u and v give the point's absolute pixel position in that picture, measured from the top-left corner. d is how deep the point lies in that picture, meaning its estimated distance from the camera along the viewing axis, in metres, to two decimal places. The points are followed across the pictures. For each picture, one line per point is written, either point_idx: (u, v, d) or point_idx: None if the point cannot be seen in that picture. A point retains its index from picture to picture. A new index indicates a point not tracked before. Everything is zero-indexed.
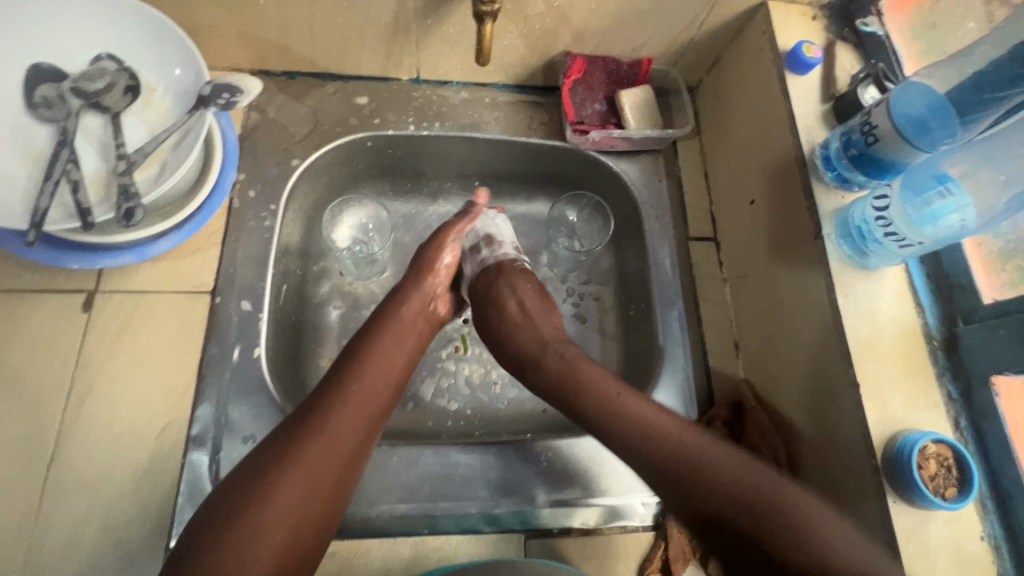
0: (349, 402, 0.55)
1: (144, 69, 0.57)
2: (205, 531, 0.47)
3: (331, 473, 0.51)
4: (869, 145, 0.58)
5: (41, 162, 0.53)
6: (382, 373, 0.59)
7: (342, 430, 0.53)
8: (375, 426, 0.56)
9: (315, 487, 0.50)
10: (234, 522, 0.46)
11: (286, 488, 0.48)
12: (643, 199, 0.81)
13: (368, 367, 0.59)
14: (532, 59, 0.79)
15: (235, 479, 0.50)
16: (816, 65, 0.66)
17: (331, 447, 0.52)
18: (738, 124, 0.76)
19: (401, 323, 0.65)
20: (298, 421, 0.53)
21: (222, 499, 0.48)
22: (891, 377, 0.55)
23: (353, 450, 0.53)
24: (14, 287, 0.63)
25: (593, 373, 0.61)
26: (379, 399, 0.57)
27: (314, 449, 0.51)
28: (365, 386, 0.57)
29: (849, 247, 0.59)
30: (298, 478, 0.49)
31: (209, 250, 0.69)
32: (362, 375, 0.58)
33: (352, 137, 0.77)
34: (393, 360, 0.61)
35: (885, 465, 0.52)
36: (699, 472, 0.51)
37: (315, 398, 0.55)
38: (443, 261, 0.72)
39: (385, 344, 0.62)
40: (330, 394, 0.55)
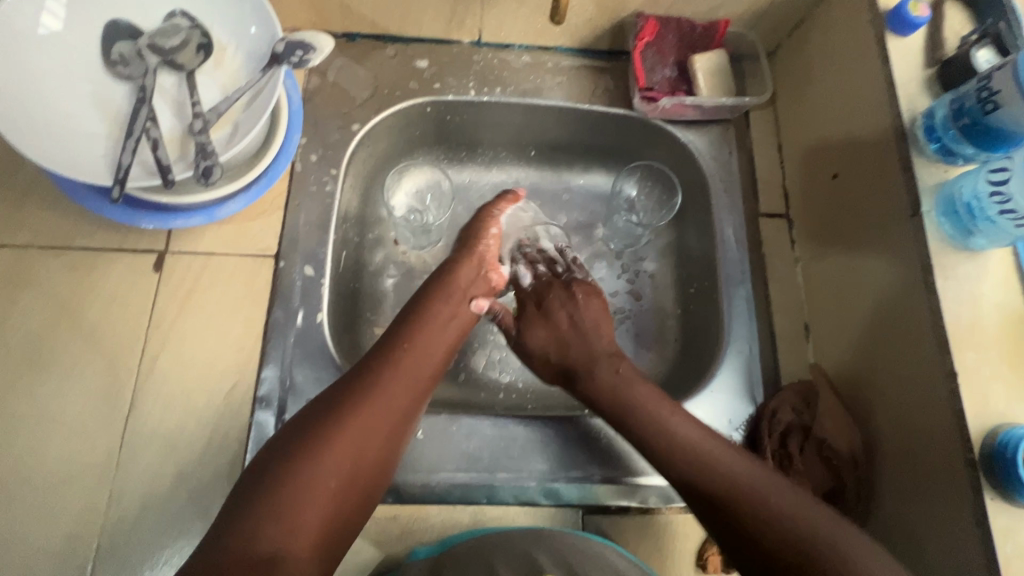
0: (401, 368, 0.56)
1: (216, 27, 0.56)
2: (264, 473, 0.47)
3: (381, 438, 0.52)
4: (987, 113, 0.54)
5: (120, 120, 0.53)
6: (433, 342, 0.60)
7: (393, 396, 0.54)
8: (424, 395, 0.57)
9: (367, 445, 0.51)
10: (288, 474, 0.47)
11: (338, 445, 0.49)
12: (712, 172, 0.77)
13: (419, 338, 0.59)
14: (600, 20, 0.75)
15: (291, 427, 0.51)
16: (922, 25, 0.60)
17: (383, 411, 0.53)
18: (823, 92, 0.70)
19: (452, 292, 0.64)
20: (353, 381, 0.54)
21: (282, 443, 0.49)
22: (993, 367, 0.52)
23: (403, 415, 0.54)
24: (90, 245, 0.65)
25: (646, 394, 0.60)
26: (430, 367, 0.58)
27: (368, 410, 0.52)
28: (414, 356, 0.57)
29: (952, 226, 0.54)
30: (350, 436, 0.50)
31: (273, 214, 0.69)
32: (411, 344, 0.58)
33: (412, 101, 0.76)
34: (444, 330, 0.61)
35: (983, 461, 0.49)
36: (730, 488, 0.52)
37: (371, 362, 0.56)
38: (488, 232, 0.70)
39: (437, 312, 0.62)
40: (382, 362, 0.56)
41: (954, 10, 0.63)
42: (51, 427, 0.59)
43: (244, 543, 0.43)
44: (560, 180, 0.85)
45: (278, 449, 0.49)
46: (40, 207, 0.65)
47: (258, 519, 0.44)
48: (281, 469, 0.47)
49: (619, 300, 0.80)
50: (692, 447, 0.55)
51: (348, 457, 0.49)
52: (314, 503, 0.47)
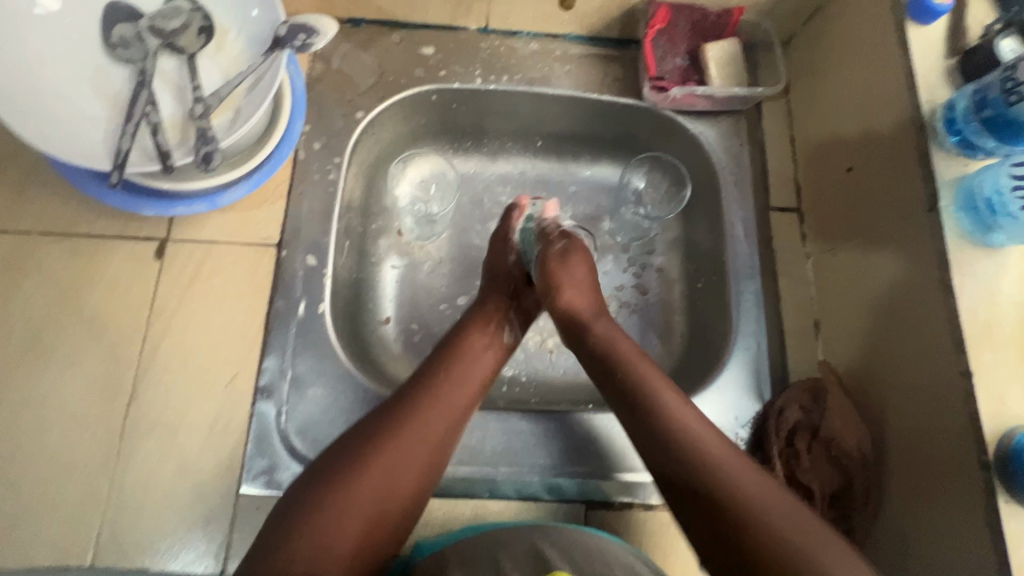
0: (439, 397, 0.54)
1: (217, 9, 0.55)
2: (301, 498, 0.48)
3: (415, 469, 0.51)
4: (1010, 105, 0.52)
5: (120, 104, 0.52)
6: (471, 370, 0.58)
7: (429, 425, 0.53)
8: (461, 424, 0.55)
9: (403, 474, 0.50)
10: (322, 501, 0.47)
11: (372, 473, 0.49)
12: (722, 164, 0.75)
13: (460, 363, 0.58)
14: (611, 7, 0.73)
15: (328, 454, 0.51)
16: (945, 13, 0.58)
17: (419, 442, 0.51)
18: (839, 82, 0.68)
19: (488, 319, 0.63)
20: (392, 408, 0.53)
21: (317, 469, 0.49)
22: (1010, 368, 0.50)
23: (436, 447, 0.52)
24: (91, 232, 0.64)
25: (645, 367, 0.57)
26: (467, 396, 0.56)
27: (405, 439, 0.51)
28: (455, 382, 0.56)
29: (971, 222, 0.53)
30: (384, 465, 0.49)
31: (275, 202, 0.68)
32: (451, 369, 0.57)
33: (418, 89, 0.74)
34: (482, 359, 0.59)
35: (997, 463, 0.48)
36: (718, 481, 0.49)
37: (409, 390, 0.55)
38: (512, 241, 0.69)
39: (474, 340, 0.61)
40: (420, 387, 0.55)
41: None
42: (52, 414, 0.59)
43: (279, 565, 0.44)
44: (566, 171, 0.84)
45: (315, 475, 0.49)
46: (41, 193, 0.65)
47: (292, 543, 0.45)
48: (316, 496, 0.47)
49: (625, 294, 0.79)
50: (688, 431, 0.52)
51: (381, 487, 0.49)
52: (345, 530, 0.47)
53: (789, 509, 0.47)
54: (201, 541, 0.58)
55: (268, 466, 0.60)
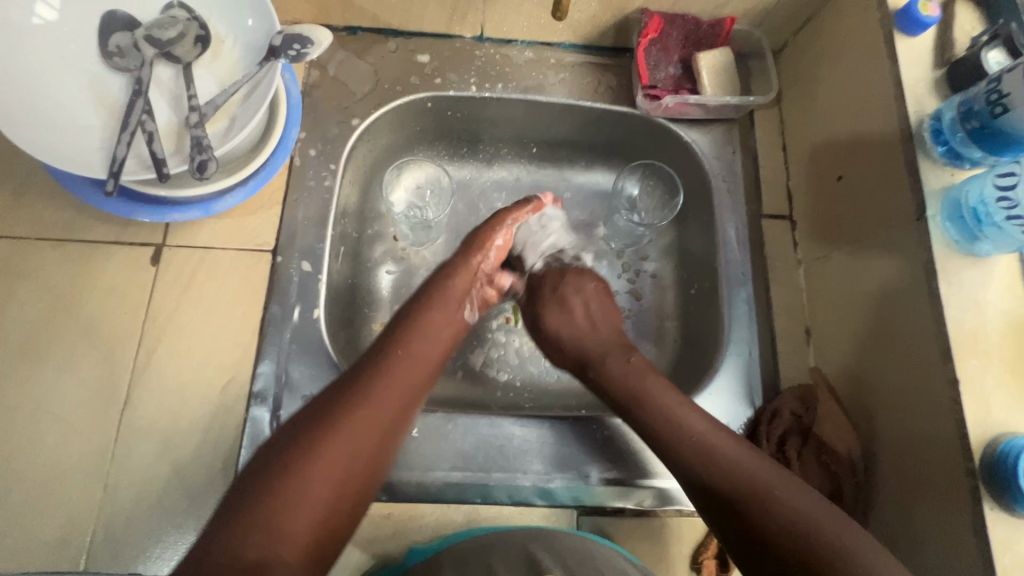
0: (398, 370, 0.53)
1: (214, 20, 0.56)
2: (255, 478, 0.44)
3: (374, 441, 0.49)
4: (995, 117, 0.53)
5: (116, 112, 0.53)
6: (428, 347, 0.57)
7: (387, 396, 0.51)
8: (419, 397, 0.54)
9: (362, 446, 0.48)
10: (279, 477, 0.44)
11: (331, 446, 0.46)
12: (714, 172, 0.76)
13: (415, 338, 0.57)
14: (605, 16, 0.74)
15: (282, 431, 0.47)
16: (932, 25, 0.59)
17: (377, 414, 0.49)
18: (830, 92, 0.69)
19: (452, 297, 0.62)
20: (345, 382, 0.51)
21: (272, 447, 0.46)
22: (996, 376, 0.51)
23: (396, 419, 0.51)
24: (87, 237, 0.65)
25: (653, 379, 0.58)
26: (424, 370, 0.55)
27: (364, 412, 0.49)
28: (411, 354, 0.55)
29: (958, 230, 0.54)
30: (346, 436, 0.47)
31: (271, 209, 0.69)
32: (408, 346, 0.56)
33: (413, 97, 0.75)
34: (439, 336, 0.59)
35: (983, 470, 0.49)
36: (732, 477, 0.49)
37: (363, 364, 0.53)
38: (495, 241, 0.68)
39: (432, 317, 0.60)
40: (375, 360, 0.54)
41: (965, 11, 0.61)
42: (47, 419, 0.59)
43: (234, 553, 0.40)
44: (561, 177, 0.85)
45: (273, 451, 0.46)
46: (38, 199, 0.65)
47: (247, 527, 0.41)
48: (274, 473, 0.44)
49: (619, 300, 0.79)
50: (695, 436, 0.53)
51: (342, 460, 0.46)
52: (307, 509, 0.43)
53: (802, 493, 0.48)
54: None
55: None
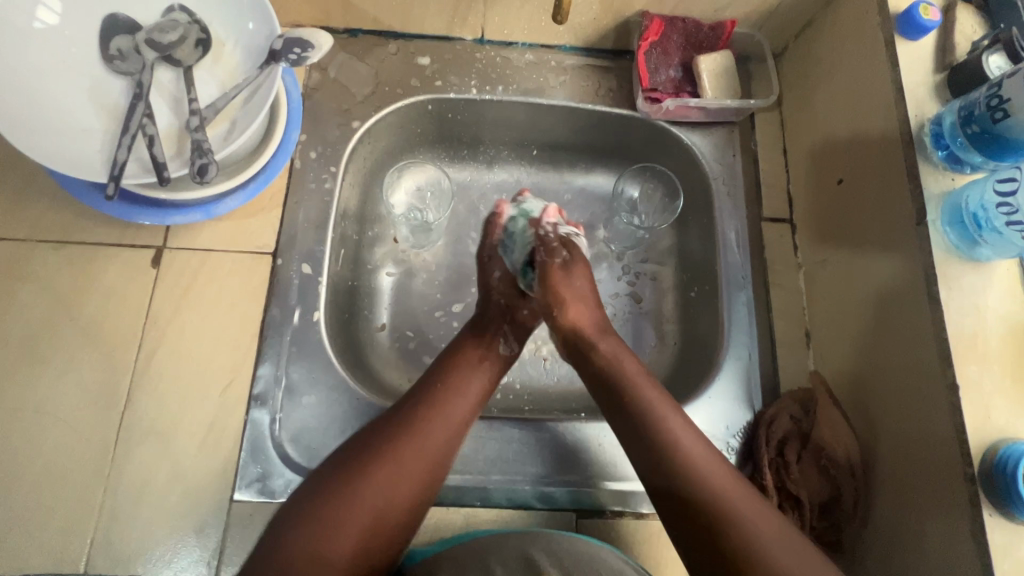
0: (439, 406, 0.55)
1: (215, 23, 0.56)
2: (303, 507, 0.48)
3: (414, 475, 0.51)
4: (996, 122, 0.53)
5: (117, 116, 0.53)
6: (474, 379, 0.58)
7: (432, 431, 0.53)
8: (462, 432, 0.55)
9: (403, 481, 0.50)
10: (323, 507, 0.48)
11: (374, 480, 0.49)
12: (715, 175, 0.76)
13: (460, 370, 0.58)
14: (605, 19, 0.74)
15: (332, 461, 0.51)
16: (933, 29, 0.59)
17: (418, 450, 0.51)
18: (831, 95, 0.69)
19: (488, 329, 0.64)
20: (394, 417, 0.53)
21: (320, 479, 0.50)
22: (996, 380, 0.51)
23: (439, 458, 0.52)
24: (88, 240, 0.65)
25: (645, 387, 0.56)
26: (467, 405, 0.56)
27: (406, 447, 0.51)
28: (460, 388, 0.57)
29: (958, 236, 0.54)
30: (387, 471, 0.49)
31: (271, 211, 0.69)
32: (454, 378, 0.57)
33: (414, 99, 0.75)
34: (480, 368, 0.60)
35: (982, 475, 0.49)
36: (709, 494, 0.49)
37: (410, 399, 0.55)
38: (494, 248, 0.70)
39: (473, 351, 0.61)
40: (426, 394, 0.56)
41: (965, 15, 0.61)
42: (48, 421, 0.60)
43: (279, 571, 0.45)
44: (561, 180, 0.85)
45: (319, 481, 0.49)
46: (39, 201, 0.65)
47: (291, 548, 0.46)
48: (318, 503, 0.48)
49: (619, 302, 0.79)
50: (678, 444, 0.52)
51: (382, 494, 0.49)
52: (348, 538, 0.47)
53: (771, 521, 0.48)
54: (194, 548, 0.58)
55: (261, 474, 0.61)
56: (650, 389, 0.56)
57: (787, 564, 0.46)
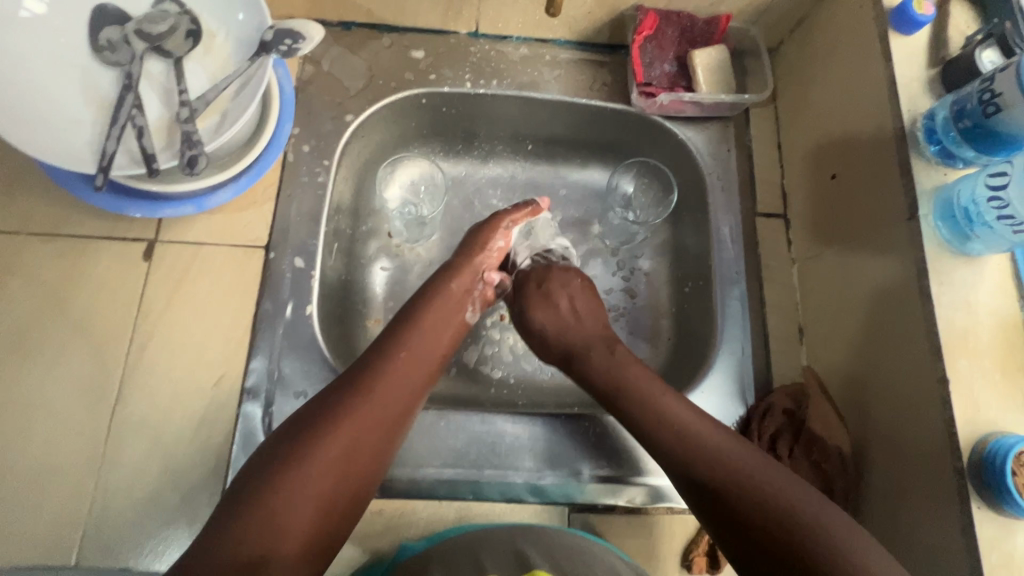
0: (394, 371, 0.55)
1: (205, 14, 0.56)
2: (261, 470, 0.46)
3: (375, 435, 0.51)
4: (988, 116, 0.53)
5: (106, 107, 0.53)
6: (427, 344, 0.59)
7: (387, 394, 0.53)
8: (420, 394, 0.56)
9: (360, 444, 0.49)
10: (279, 474, 0.45)
11: (336, 440, 0.48)
12: (709, 170, 0.76)
13: (415, 337, 0.58)
14: (600, 13, 0.74)
15: (290, 425, 0.49)
16: (927, 24, 0.59)
17: (379, 410, 0.51)
18: (825, 90, 0.69)
19: (451, 294, 0.64)
20: (347, 382, 0.53)
21: (279, 442, 0.48)
22: (985, 374, 0.51)
23: (398, 418, 0.53)
24: (78, 233, 0.65)
25: (635, 368, 0.60)
26: (426, 368, 0.57)
27: (363, 410, 0.51)
28: (413, 353, 0.57)
29: (949, 230, 0.54)
30: (345, 434, 0.49)
31: (264, 205, 0.68)
32: (408, 345, 0.57)
33: (408, 92, 0.75)
34: (439, 335, 0.60)
35: (971, 468, 0.49)
36: (699, 451, 0.52)
37: (367, 362, 0.55)
38: (494, 245, 0.68)
39: (433, 317, 0.61)
40: (377, 358, 0.55)
41: (960, 10, 0.61)
42: (38, 415, 0.59)
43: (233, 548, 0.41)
44: (556, 175, 0.84)
45: (273, 450, 0.47)
46: (29, 193, 0.65)
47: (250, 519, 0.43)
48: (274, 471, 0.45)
49: (613, 297, 0.79)
50: (668, 413, 0.55)
51: (340, 458, 0.48)
52: (306, 507, 0.45)
53: (768, 467, 0.50)
54: (186, 541, 0.58)
55: None
56: (639, 372, 0.59)
57: (806, 521, 0.45)
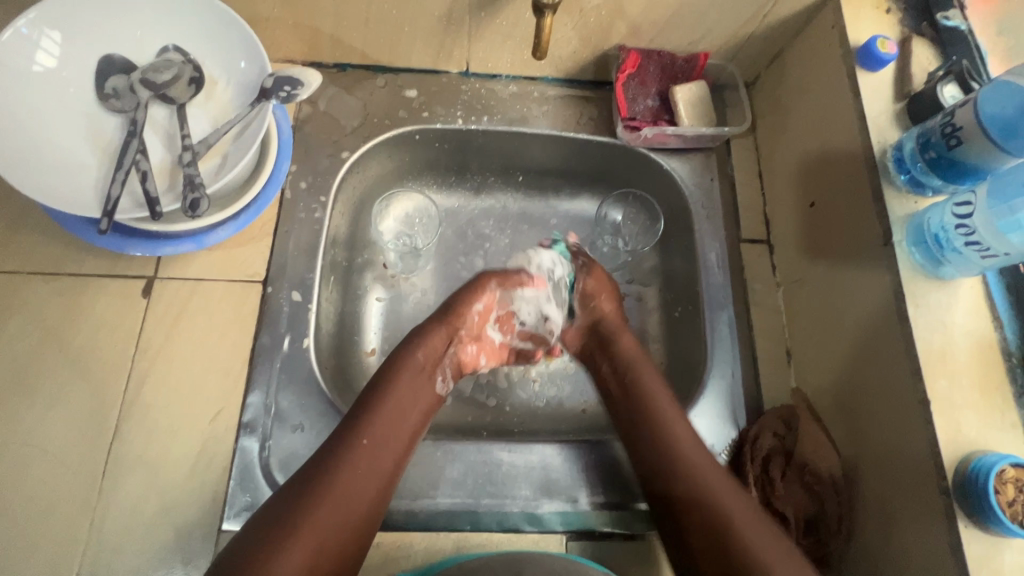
0: (364, 455, 0.56)
1: (208, 61, 0.58)
2: (243, 554, 0.47)
3: (346, 523, 0.52)
4: (951, 148, 0.56)
5: (111, 153, 0.55)
6: (399, 421, 0.60)
7: (360, 480, 0.54)
8: (390, 481, 0.57)
9: (332, 530, 0.51)
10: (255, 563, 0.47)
11: (304, 535, 0.49)
12: (694, 199, 0.79)
13: (386, 413, 0.59)
14: (584, 52, 0.77)
15: (268, 509, 0.51)
16: (891, 61, 0.63)
17: (344, 499, 0.53)
18: (800, 123, 0.72)
19: (421, 366, 0.64)
20: (321, 463, 0.54)
21: (262, 522, 0.50)
22: (965, 395, 0.53)
23: (370, 504, 0.54)
24: (76, 271, 0.66)
25: (665, 405, 0.64)
26: (394, 451, 0.58)
27: (334, 496, 0.52)
28: (382, 431, 0.58)
29: (922, 255, 0.56)
30: (315, 524, 0.50)
31: (262, 241, 0.70)
32: (378, 422, 0.58)
33: (402, 129, 0.78)
34: (406, 412, 0.61)
35: (955, 487, 0.50)
36: (692, 481, 0.57)
37: (330, 446, 0.56)
38: (472, 308, 0.70)
39: (401, 392, 0.61)
40: (347, 436, 0.57)
41: (922, 48, 0.65)
42: (34, 454, 0.59)
43: None
44: (547, 205, 0.87)
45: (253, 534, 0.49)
46: (29, 235, 0.66)
47: None
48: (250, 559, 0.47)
49: None
50: (684, 450, 0.59)
51: (313, 547, 0.49)
52: None
53: (752, 515, 0.54)
54: None
55: (250, 503, 0.61)
56: (667, 396, 0.65)
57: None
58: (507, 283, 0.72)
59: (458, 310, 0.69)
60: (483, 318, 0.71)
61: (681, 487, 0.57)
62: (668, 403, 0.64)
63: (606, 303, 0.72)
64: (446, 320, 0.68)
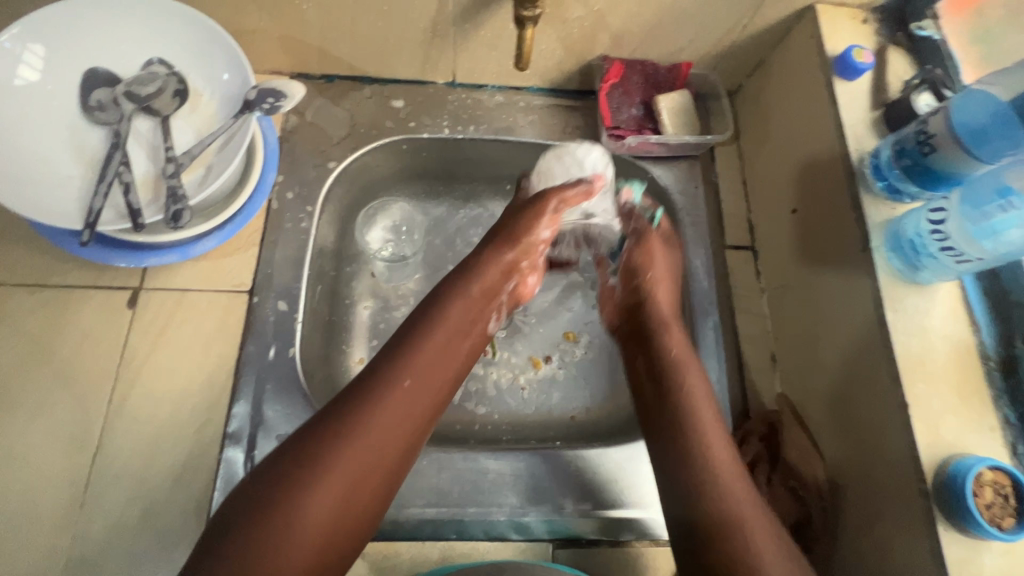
0: (401, 395, 0.52)
1: (192, 74, 0.59)
2: (258, 494, 0.44)
3: (374, 469, 0.48)
4: (925, 155, 0.57)
5: (94, 165, 0.55)
6: (437, 365, 0.56)
7: (393, 422, 0.50)
8: (422, 429, 0.53)
9: (362, 474, 0.47)
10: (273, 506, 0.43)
11: (328, 477, 0.46)
12: (679, 206, 0.79)
13: (422, 354, 0.55)
14: (568, 62, 0.78)
15: (284, 448, 0.48)
16: (866, 71, 0.65)
17: (374, 439, 0.49)
18: (782, 131, 0.73)
19: (468, 304, 0.61)
20: (351, 401, 0.50)
21: (273, 465, 0.46)
22: (943, 399, 0.54)
23: (399, 451, 0.50)
24: (61, 283, 0.66)
25: (697, 390, 0.60)
26: (430, 397, 0.54)
27: (364, 437, 0.48)
28: (417, 374, 0.54)
29: (900, 261, 0.57)
30: (342, 466, 0.46)
31: (248, 251, 0.70)
32: (415, 364, 0.54)
33: (389, 139, 0.78)
34: (446, 357, 0.57)
35: (935, 491, 0.50)
36: (711, 468, 0.54)
37: (360, 384, 0.52)
38: (538, 231, 0.67)
39: (439, 334, 0.57)
40: (380, 376, 0.52)
41: (897, 57, 0.67)
42: (15, 468, 0.59)
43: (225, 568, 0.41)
44: None
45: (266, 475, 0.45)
46: (14, 247, 0.66)
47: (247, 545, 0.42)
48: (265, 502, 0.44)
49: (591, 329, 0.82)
50: (702, 426, 0.57)
51: (338, 492, 0.46)
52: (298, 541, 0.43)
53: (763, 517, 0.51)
54: None
55: None
56: (701, 385, 0.61)
57: None
58: (569, 198, 0.68)
59: (520, 233, 0.66)
60: (545, 242, 0.69)
61: (700, 465, 0.54)
62: (701, 390, 0.60)
63: (659, 286, 0.70)
64: (503, 247, 0.65)
